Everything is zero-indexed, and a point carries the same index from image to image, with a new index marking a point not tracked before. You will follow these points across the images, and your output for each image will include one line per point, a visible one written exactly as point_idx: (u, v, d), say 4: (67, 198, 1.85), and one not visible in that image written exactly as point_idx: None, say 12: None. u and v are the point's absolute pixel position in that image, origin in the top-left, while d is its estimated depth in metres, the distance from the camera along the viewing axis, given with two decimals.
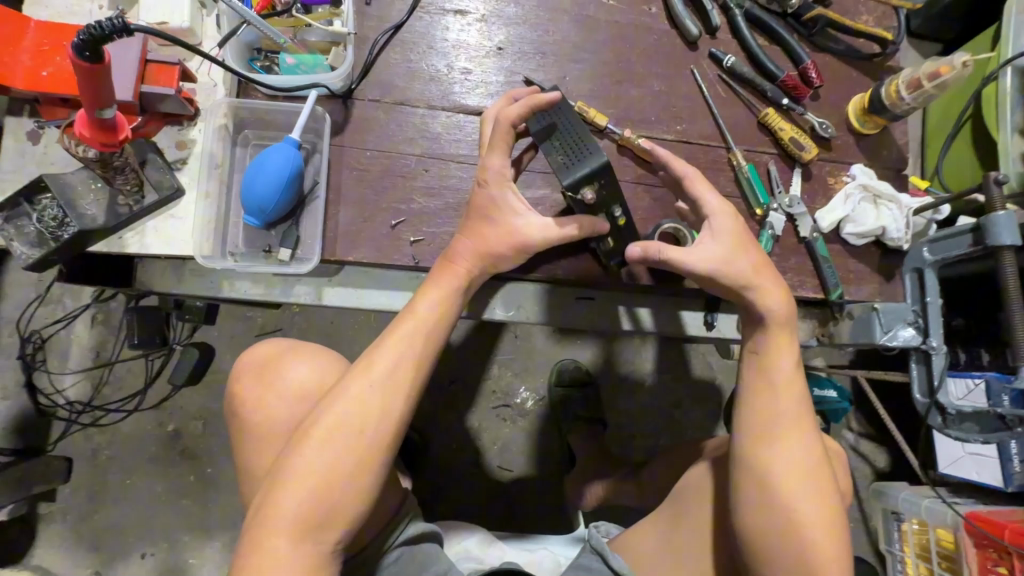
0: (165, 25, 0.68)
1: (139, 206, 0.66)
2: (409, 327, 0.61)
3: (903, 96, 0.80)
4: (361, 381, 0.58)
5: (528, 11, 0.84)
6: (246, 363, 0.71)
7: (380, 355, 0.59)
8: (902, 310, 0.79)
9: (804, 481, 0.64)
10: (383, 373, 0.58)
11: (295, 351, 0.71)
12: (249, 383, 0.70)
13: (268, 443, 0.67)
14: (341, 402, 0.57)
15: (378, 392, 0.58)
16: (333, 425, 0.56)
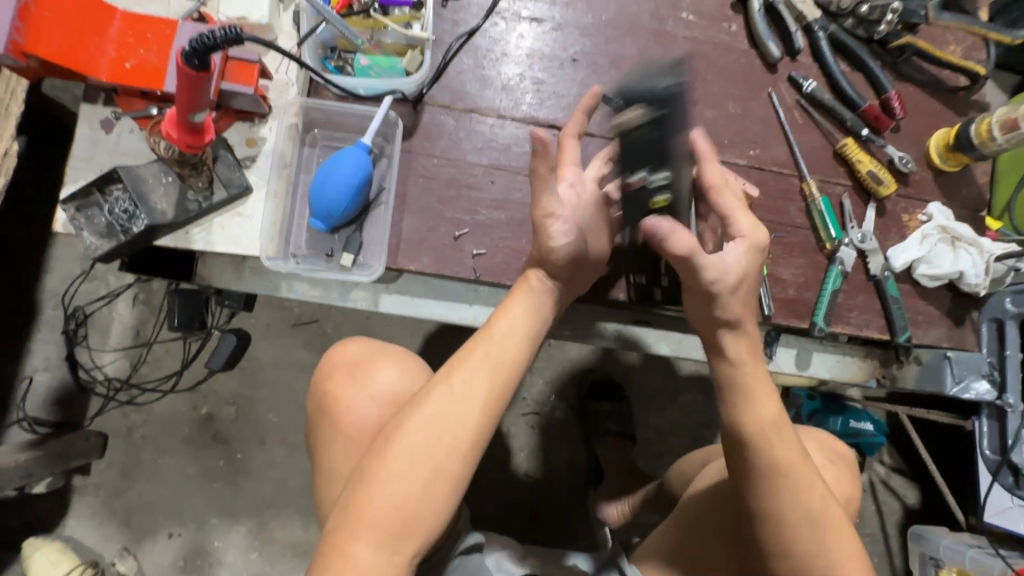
0: (244, 20, 0.67)
1: (208, 202, 0.66)
2: (487, 342, 0.59)
3: (995, 136, 0.76)
4: (441, 394, 0.56)
5: (605, 23, 0.81)
6: (342, 369, 0.70)
7: (460, 368, 0.57)
8: (975, 359, 0.78)
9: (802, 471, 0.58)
10: (464, 386, 0.56)
11: (382, 355, 0.71)
12: (343, 384, 0.69)
13: (349, 448, 0.66)
14: (421, 415, 0.55)
15: (459, 405, 0.55)
16: (414, 438, 0.54)
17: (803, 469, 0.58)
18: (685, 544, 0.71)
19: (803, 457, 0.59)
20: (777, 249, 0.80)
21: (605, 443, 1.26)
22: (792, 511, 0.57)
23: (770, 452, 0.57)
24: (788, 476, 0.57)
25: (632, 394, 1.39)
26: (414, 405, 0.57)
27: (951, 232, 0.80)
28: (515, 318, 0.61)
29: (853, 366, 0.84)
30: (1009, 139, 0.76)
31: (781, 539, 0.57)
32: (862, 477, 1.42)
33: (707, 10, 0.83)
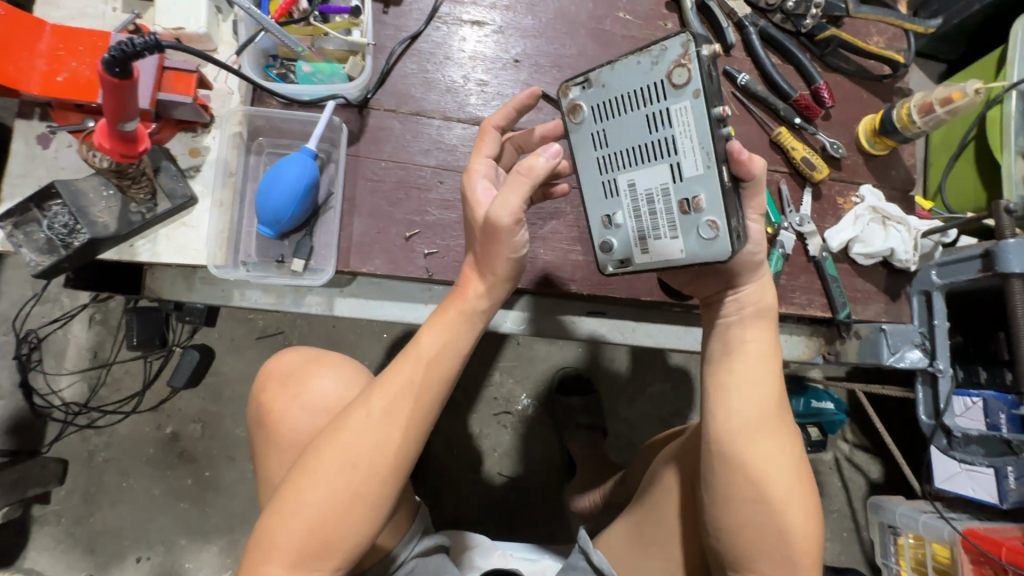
0: (180, 30, 0.67)
1: (153, 213, 0.65)
2: (412, 362, 0.55)
3: (914, 119, 0.81)
4: (362, 417, 0.54)
5: (545, 24, 0.83)
6: (273, 382, 0.70)
7: (380, 390, 0.55)
8: (908, 330, 0.81)
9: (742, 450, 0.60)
10: (385, 409, 0.54)
11: (322, 364, 0.70)
12: (276, 394, 0.69)
13: (284, 455, 0.66)
14: (340, 438, 0.54)
15: (378, 429, 0.53)
16: (331, 461, 0.53)
17: (778, 448, 0.61)
18: (637, 523, 0.75)
19: (745, 443, 0.60)
20: None
21: (576, 436, 1.29)
22: (747, 487, 0.60)
23: (745, 433, 0.61)
24: (722, 460, 0.61)
25: (601, 388, 1.42)
26: (333, 427, 0.55)
27: (881, 212, 0.85)
28: (447, 333, 0.56)
29: (800, 344, 0.88)
30: (927, 122, 0.80)
31: (712, 512, 0.61)
32: (826, 455, 1.47)
33: (643, 9, 0.86)
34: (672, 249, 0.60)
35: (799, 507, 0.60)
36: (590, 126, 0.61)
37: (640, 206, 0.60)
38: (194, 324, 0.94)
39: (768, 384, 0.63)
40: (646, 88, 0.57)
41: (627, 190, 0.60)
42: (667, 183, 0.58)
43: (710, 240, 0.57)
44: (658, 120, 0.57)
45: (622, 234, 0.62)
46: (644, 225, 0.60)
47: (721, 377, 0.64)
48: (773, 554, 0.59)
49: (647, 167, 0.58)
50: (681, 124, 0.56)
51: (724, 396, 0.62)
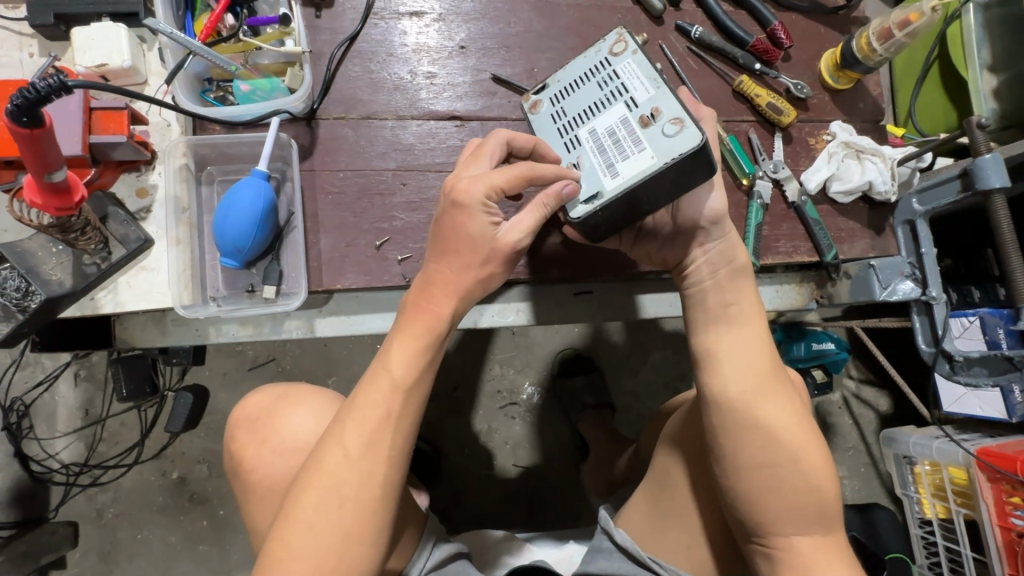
0: (104, 67, 0.64)
1: (108, 262, 0.63)
2: (385, 384, 0.53)
3: (874, 48, 0.79)
4: (337, 454, 0.52)
5: (486, 4, 0.80)
6: (239, 430, 0.68)
7: (358, 418, 0.53)
8: (897, 263, 0.80)
9: (743, 418, 0.59)
10: (367, 435, 0.52)
11: (292, 400, 0.68)
12: (246, 442, 0.67)
13: (265, 503, 0.64)
14: (326, 472, 0.51)
15: (355, 459, 0.52)
16: (321, 498, 0.51)
17: (781, 410, 0.59)
18: (654, 503, 0.74)
19: (744, 411, 0.59)
20: None
21: (585, 416, 1.28)
22: (746, 457, 0.58)
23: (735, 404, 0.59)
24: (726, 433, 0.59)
25: (603, 365, 1.41)
26: (306, 471, 0.53)
27: (854, 146, 0.83)
28: (415, 347, 0.54)
29: (791, 293, 0.87)
30: (888, 48, 0.78)
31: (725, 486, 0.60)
32: (834, 395, 1.48)
33: None
34: (645, 161, 0.55)
35: (802, 465, 0.58)
36: (548, 109, 0.63)
37: (604, 142, 0.58)
38: (186, 365, 0.92)
39: (746, 348, 0.62)
40: (593, 65, 0.62)
41: (589, 137, 0.59)
42: (625, 115, 0.57)
43: (678, 137, 0.54)
44: (607, 80, 0.60)
45: (591, 175, 0.57)
46: (610, 155, 0.57)
47: (713, 347, 0.62)
48: (788, 517, 0.58)
49: (605, 112, 0.59)
50: (625, 76, 0.59)
51: (718, 365, 0.61)
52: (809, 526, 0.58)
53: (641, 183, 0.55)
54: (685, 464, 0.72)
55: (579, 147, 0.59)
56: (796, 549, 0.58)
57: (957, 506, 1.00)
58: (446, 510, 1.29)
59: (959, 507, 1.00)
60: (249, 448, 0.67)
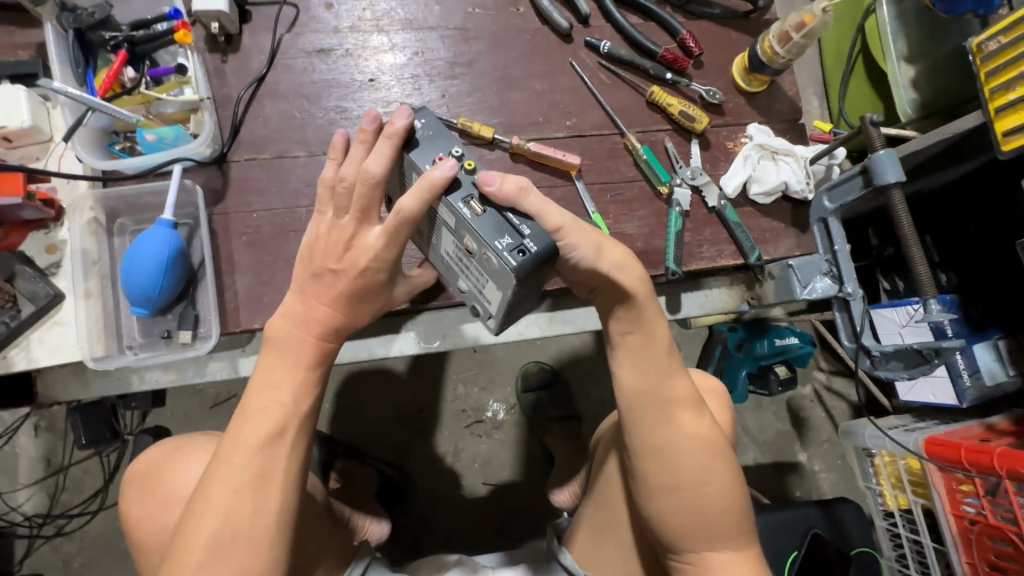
0: (4, 129, 0.65)
1: (16, 320, 0.64)
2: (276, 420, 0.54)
3: (777, 51, 0.80)
4: (227, 490, 0.52)
5: (394, 37, 0.82)
6: (132, 485, 0.71)
7: (249, 459, 0.53)
8: (816, 260, 0.78)
9: (659, 433, 0.59)
10: (259, 475, 0.53)
11: (189, 450, 0.72)
12: (147, 493, 0.70)
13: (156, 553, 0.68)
14: (217, 518, 0.52)
15: (250, 492, 0.52)
16: (218, 543, 0.51)
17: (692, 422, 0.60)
18: (594, 516, 0.74)
19: (659, 426, 0.59)
20: (616, 210, 0.82)
21: (550, 430, 1.28)
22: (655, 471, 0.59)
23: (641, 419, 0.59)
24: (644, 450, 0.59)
25: (568, 376, 1.41)
26: (194, 508, 0.53)
27: (770, 148, 0.84)
28: (302, 373, 0.56)
29: (722, 296, 0.87)
30: (790, 50, 0.80)
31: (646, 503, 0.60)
32: (804, 388, 1.47)
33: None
34: (495, 294, 0.54)
35: (711, 479, 0.59)
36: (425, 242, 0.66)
37: (464, 264, 0.58)
38: (140, 410, 0.93)
39: (652, 370, 0.59)
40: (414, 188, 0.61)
41: (455, 266, 0.61)
42: (456, 244, 0.56)
43: (494, 264, 0.51)
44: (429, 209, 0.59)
45: (478, 296, 0.59)
46: (474, 275, 0.57)
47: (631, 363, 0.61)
48: (698, 530, 0.58)
49: (446, 230, 0.57)
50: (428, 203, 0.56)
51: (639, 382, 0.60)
52: (720, 539, 0.59)
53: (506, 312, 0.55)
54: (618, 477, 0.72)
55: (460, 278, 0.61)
56: (710, 562, 0.59)
57: (915, 497, 1.00)
58: (418, 534, 1.29)
59: (918, 497, 1.00)
60: (138, 502, 0.70)
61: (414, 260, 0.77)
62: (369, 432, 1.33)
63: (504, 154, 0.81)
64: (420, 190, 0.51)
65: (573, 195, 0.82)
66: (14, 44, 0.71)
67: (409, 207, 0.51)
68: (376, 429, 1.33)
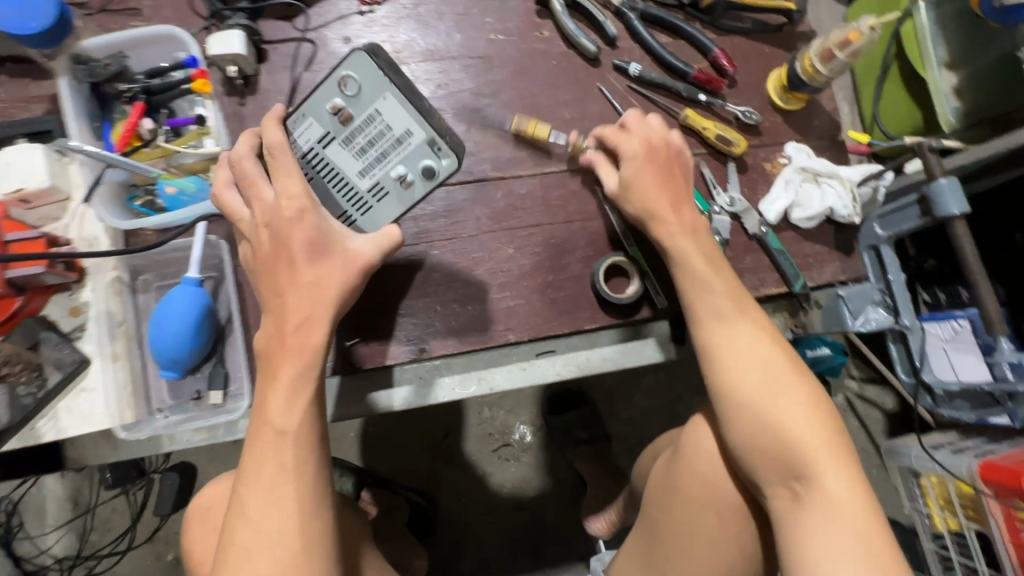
0: (21, 191, 0.62)
1: (43, 390, 0.62)
2: (267, 436, 0.53)
3: (818, 69, 0.76)
4: (247, 523, 0.52)
5: (414, 69, 0.78)
6: (193, 522, 0.73)
7: (252, 482, 0.52)
8: (867, 289, 0.75)
9: (780, 439, 0.57)
10: (266, 500, 0.52)
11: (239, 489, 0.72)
12: (201, 536, 0.72)
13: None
14: (236, 551, 0.51)
15: (271, 516, 0.52)
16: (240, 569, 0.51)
17: (807, 422, 0.57)
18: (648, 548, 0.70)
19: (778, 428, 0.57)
20: None
21: (579, 453, 1.25)
22: (761, 469, 0.58)
23: (733, 418, 0.59)
24: (773, 460, 0.57)
25: (595, 394, 1.38)
26: (223, 547, 0.52)
27: (811, 170, 0.80)
28: (288, 392, 0.53)
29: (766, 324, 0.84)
30: (832, 69, 0.76)
31: (787, 531, 0.56)
32: (836, 398, 1.43)
33: (513, 25, 0.82)
34: (393, 104, 0.57)
35: (832, 472, 0.55)
36: (361, 216, 0.61)
37: (376, 156, 0.59)
38: None
39: (761, 366, 0.59)
40: (328, 207, 0.61)
41: (375, 167, 0.59)
42: (347, 136, 0.59)
43: (359, 78, 0.57)
44: (326, 173, 0.60)
45: (413, 158, 0.58)
46: (387, 145, 0.59)
47: (739, 359, 0.59)
48: (820, 534, 0.54)
49: (336, 151, 0.60)
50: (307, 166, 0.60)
51: (756, 385, 0.58)
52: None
53: (424, 106, 0.57)
54: (693, 507, 0.64)
55: (394, 170, 0.59)
56: None
57: (967, 521, 0.96)
58: (449, 562, 1.27)
59: (970, 521, 0.96)
60: (199, 536, 0.72)
61: (445, 302, 0.74)
62: (394, 459, 1.31)
63: (533, 188, 0.78)
64: (274, 121, 0.57)
65: (608, 228, 0.78)
66: (27, 97, 0.68)
67: (278, 135, 0.56)
68: (401, 456, 1.31)
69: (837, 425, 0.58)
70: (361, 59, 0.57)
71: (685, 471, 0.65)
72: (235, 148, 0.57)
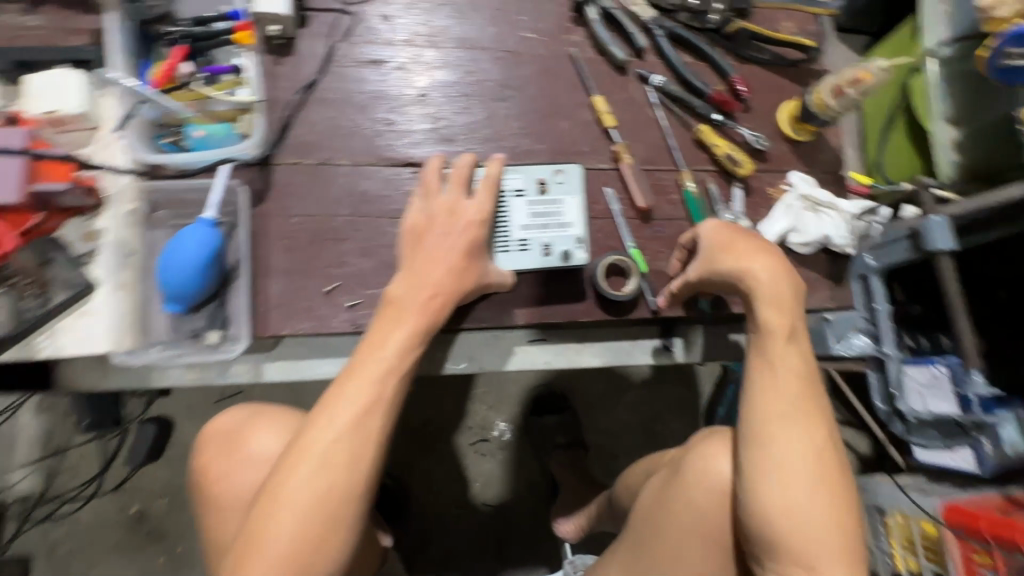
0: (56, 113, 0.65)
1: (47, 307, 0.63)
2: (371, 365, 0.56)
3: (829, 103, 0.80)
4: (328, 435, 0.54)
5: (447, 54, 0.82)
6: (212, 442, 0.72)
7: (340, 396, 0.55)
8: (851, 317, 0.82)
9: (801, 510, 0.58)
10: (352, 422, 0.54)
11: (255, 420, 0.72)
12: (213, 458, 0.71)
13: (231, 513, 0.69)
14: (308, 463, 0.53)
15: (351, 432, 0.54)
16: (300, 478, 0.52)
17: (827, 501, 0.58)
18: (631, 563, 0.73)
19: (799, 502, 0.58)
20: (653, 246, 0.82)
21: (556, 456, 1.26)
22: (772, 534, 0.59)
23: (761, 482, 0.59)
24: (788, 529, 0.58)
25: (578, 402, 1.39)
26: (290, 453, 0.54)
27: (813, 199, 0.83)
28: (409, 334, 0.58)
29: None
30: (841, 104, 0.80)
31: None
32: None
33: (546, 26, 0.85)
34: (573, 205, 0.74)
35: (835, 546, 0.58)
36: (502, 251, 0.72)
37: (541, 224, 0.73)
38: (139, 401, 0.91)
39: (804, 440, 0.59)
40: None
41: (534, 232, 0.72)
42: (530, 200, 0.72)
43: (566, 179, 0.74)
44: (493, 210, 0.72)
45: (561, 241, 0.73)
46: (553, 225, 0.73)
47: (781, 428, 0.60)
48: None
49: (519, 204, 0.72)
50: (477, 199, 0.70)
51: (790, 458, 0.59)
52: None
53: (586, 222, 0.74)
54: (681, 524, 0.67)
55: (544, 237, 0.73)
56: None
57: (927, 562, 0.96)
58: (412, 551, 1.26)
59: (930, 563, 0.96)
60: (217, 459, 0.71)
61: None
62: None
63: None
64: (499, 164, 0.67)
65: (611, 228, 0.81)
66: (72, 28, 0.71)
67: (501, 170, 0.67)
68: None
69: (850, 507, 0.59)
70: (577, 170, 0.74)
71: (691, 502, 0.67)
72: (460, 159, 0.66)
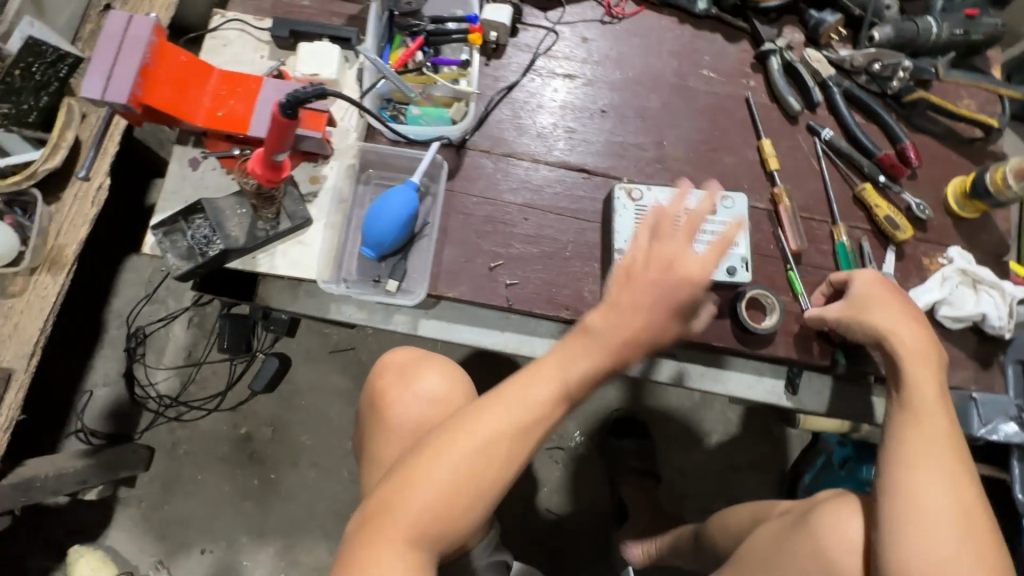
0: (316, 76, 0.79)
1: (274, 230, 0.75)
2: (570, 344, 0.63)
3: (1009, 183, 0.80)
4: (522, 389, 0.62)
5: (631, 79, 0.89)
6: (388, 372, 0.82)
7: (537, 367, 0.63)
8: (1002, 401, 0.77)
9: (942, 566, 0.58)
10: (546, 387, 0.62)
11: (429, 362, 0.83)
12: (390, 382, 0.81)
13: (394, 440, 0.78)
14: (497, 409, 0.61)
15: (541, 395, 0.61)
16: (487, 422, 0.61)
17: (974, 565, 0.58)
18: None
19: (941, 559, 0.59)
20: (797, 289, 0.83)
21: (629, 480, 1.27)
22: None
23: (901, 541, 0.61)
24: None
25: (658, 433, 1.39)
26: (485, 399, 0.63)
27: (972, 275, 0.82)
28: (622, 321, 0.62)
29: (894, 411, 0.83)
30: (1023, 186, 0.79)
31: None
32: None
33: (726, 67, 0.91)
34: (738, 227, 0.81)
35: None
36: None
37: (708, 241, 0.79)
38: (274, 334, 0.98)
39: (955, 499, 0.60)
40: None
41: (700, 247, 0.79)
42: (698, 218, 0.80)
43: (731, 203, 0.81)
44: None
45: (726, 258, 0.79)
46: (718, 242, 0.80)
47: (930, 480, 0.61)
48: None
49: None
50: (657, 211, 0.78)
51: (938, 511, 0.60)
52: None
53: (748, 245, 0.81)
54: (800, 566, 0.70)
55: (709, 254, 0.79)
56: None
57: None
58: None
59: None
60: (394, 387, 0.81)
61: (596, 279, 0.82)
62: None
63: None
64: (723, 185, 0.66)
65: (758, 264, 0.84)
66: (334, 10, 0.85)
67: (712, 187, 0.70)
68: None
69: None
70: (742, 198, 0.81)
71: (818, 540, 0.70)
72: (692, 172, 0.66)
